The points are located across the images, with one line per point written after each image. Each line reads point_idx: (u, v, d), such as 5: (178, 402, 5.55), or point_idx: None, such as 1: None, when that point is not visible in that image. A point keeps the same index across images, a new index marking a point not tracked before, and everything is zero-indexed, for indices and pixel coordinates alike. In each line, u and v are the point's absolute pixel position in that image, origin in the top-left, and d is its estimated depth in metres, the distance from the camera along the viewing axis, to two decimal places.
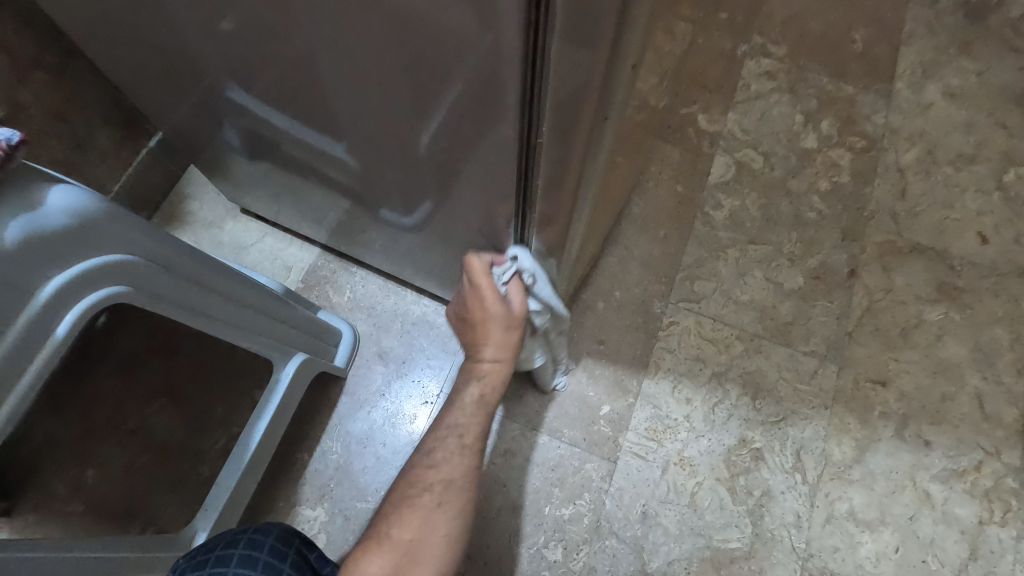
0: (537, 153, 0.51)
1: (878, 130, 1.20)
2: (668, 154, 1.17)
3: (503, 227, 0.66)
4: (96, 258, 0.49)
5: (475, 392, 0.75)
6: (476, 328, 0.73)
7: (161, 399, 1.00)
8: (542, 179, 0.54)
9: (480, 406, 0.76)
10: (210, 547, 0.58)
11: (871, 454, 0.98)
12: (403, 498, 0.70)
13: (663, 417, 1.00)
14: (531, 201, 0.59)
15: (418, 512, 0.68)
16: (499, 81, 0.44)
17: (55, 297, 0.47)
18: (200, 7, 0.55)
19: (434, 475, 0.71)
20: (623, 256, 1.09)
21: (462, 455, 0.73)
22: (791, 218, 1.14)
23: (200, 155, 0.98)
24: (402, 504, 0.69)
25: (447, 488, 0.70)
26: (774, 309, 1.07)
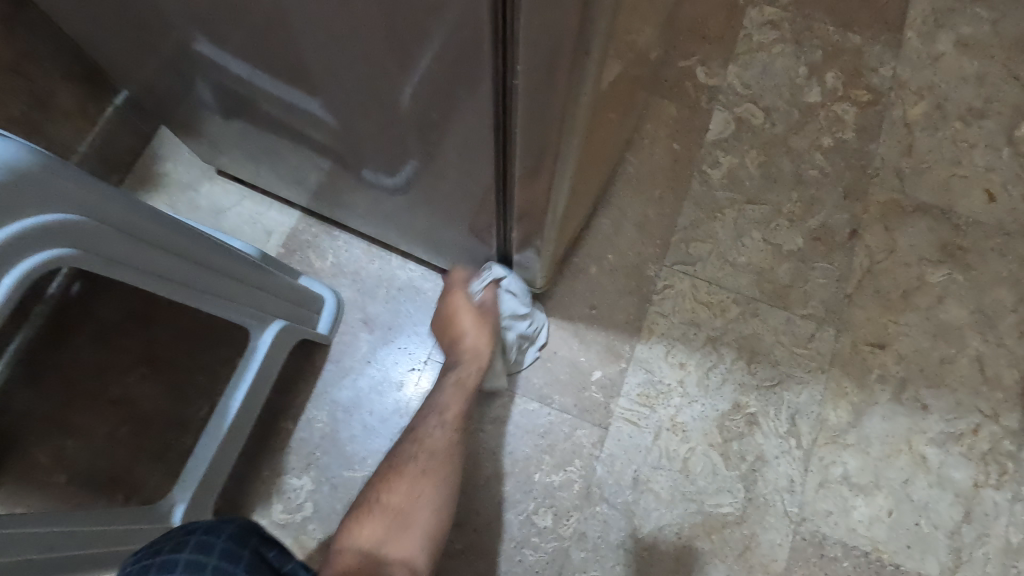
0: (515, 96, 0.46)
1: (885, 84, 1.14)
2: (664, 110, 1.11)
3: (486, 177, 0.62)
4: (35, 220, 0.46)
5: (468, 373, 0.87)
6: (460, 317, 0.88)
7: (141, 367, 0.97)
8: (521, 126, 0.50)
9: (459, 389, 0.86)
10: (156, 549, 0.53)
11: (867, 418, 0.96)
12: (390, 469, 0.79)
13: (656, 382, 0.97)
14: (512, 149, 0.55)
15: (409, 479, 0.78)
16: (467, 18, 0.40)
17: None
18: None
19: (419, 447, 0.81)
20: (617, 217, 1.05)
21: (451, 433, 0.83)
22: (792, 176, 1.09)
23: (170, 114, 0.93)
24: (388, 475, 0.79)
25: (436, 464, 0.80)
26: (772, 272, 1.04)
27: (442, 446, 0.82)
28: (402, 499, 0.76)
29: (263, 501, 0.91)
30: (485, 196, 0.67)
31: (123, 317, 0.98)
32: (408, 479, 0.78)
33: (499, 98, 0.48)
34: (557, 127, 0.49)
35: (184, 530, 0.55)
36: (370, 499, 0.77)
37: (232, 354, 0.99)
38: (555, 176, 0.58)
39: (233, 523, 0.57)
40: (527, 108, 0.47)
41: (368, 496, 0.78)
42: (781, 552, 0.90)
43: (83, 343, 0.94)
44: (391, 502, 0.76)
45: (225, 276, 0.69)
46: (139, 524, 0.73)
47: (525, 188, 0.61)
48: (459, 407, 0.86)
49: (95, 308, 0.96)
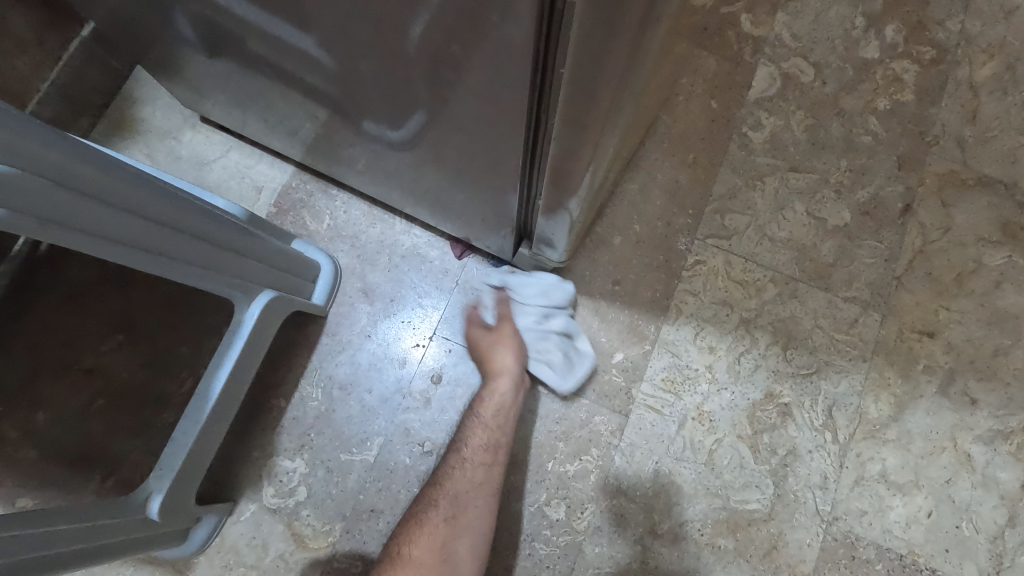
0: (570, 10, 0.35)
1: (951, 39, 1.01)
2: (702, 63, 0.99)
3: (511, 131, 0.52)
4: None
5: (494, 413, 0.82)
6: (480, 342, 0.86)
7: (117, 335, 0.88)
8: (572, 50, 0.39)
9: (487, 426, 0.81)
10: None
11: (910, 412, 0.89)
12: (412, 518, 0.76)
13: (682, 367, 0.89)
14: (553, 86, 0.44)
15: (433, 532, 0.74)
16: None
17: None
18: None
19: (441, 491, 0.77)
20: (645, 183, 0.95)
21: (478, 473, 0.78)
22: (841, 141, 0.98)
23: (140, 48, 0.81)
24: (411, 521, 0.76)
25: (461, 509, 0.76)
26: (814, 249, 0.94)
27: (469, 488, 0.77)
28: (429, 555, 0.72)
29: (253, 484, 0.84)
30: (508, 155, 0.57)
31: (95, 278, 0.89)
32: (433, 531, 0.74)
33: (545, 16, 0.37)
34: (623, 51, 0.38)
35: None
36: (397, 554, 0.73)
37: (218, 323, 0.90)
38: (606, 115, 0.48)
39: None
40: (586, 27, 0.36)
41: (397, 543, 0.74)
42: (810, 552, 0.84)
43: (52, 307, 0.87)
44: (421, 555, 0.72)
45: (204, 242, 0.59)
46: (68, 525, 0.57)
47: (563, 140, 0.51)
48: (489, 439, 0.81)
49: (65, 271, 0.88)
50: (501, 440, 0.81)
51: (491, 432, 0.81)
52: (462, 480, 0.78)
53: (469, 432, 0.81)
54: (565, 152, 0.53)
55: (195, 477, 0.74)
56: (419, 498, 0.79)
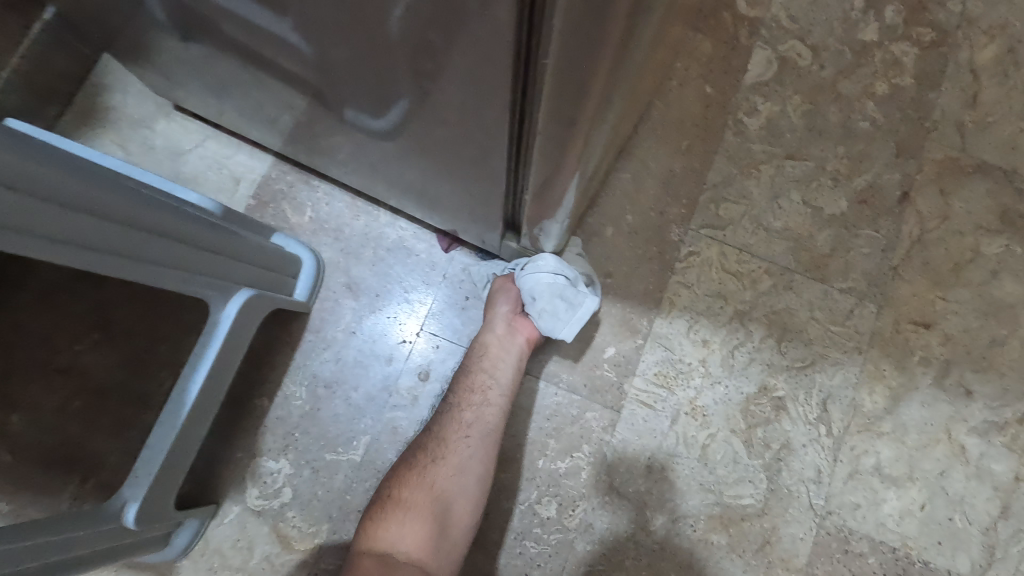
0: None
1: (952, 20, 0.98)
2: (697, 46, 0.95)
3: (496, 123, 0.49)
4: None
5: (492, 353, 0.79)
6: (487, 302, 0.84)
7: (93, 334, 0.85)
8: (557, 34, 0.36)
9: (485, 368, 0.78)
10: None
11: (905, 404, 0.88)
12: (403, 462, 0.74)
13: (676, 361, 0.87)
14: (538, 76, 0.41)
15: (425, 472, 0.71)
16: None
17: None
18: None
19: (434, 436, 0.74)
20: (638, 172, 0.92)
21: (473, 413, 0.76)
22: (839, 127, 0.95)
23: (107, 32, 0.77)
24: (401, 466, 0.73)
25: (454, 448, 0.73)
26: (810, 239, 0.92)
27: (461, 428, 0.75)
28: (421, 494, 0.70)
29: (237, 485, 0.82)
30: (493, 146, 0.54)
31: (68, 275, 0.86)
32: (426, 469, 0.72)
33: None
34: (615, 31, 0.35)
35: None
36: (388, 491, 0.71)
37: (198, 321, 0.87)
38: (595, 104, 0.45)
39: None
40: (571, 15, 0.33)
41: (389, 480, 0.72)
42: (803, 546, 0.84)
43: (23, 305, 0.84)
44: (411, 493, 0.70)
45: (175, 242, 0.56)
46: (33, 541, 0.54)
47: (550, 133, 0.48)
48: (487, 380, 0.78)
49: (36, 267, 0.85)
50: (498, 380, 0.78)
51: (487, 372, 0.78)
52: (457, 421, 0.75)
53: (465, 372, 0.79)
54: (552, 144, 0.51)
55: (175, 481, 0.72)
56: (414, 438, 0.77)
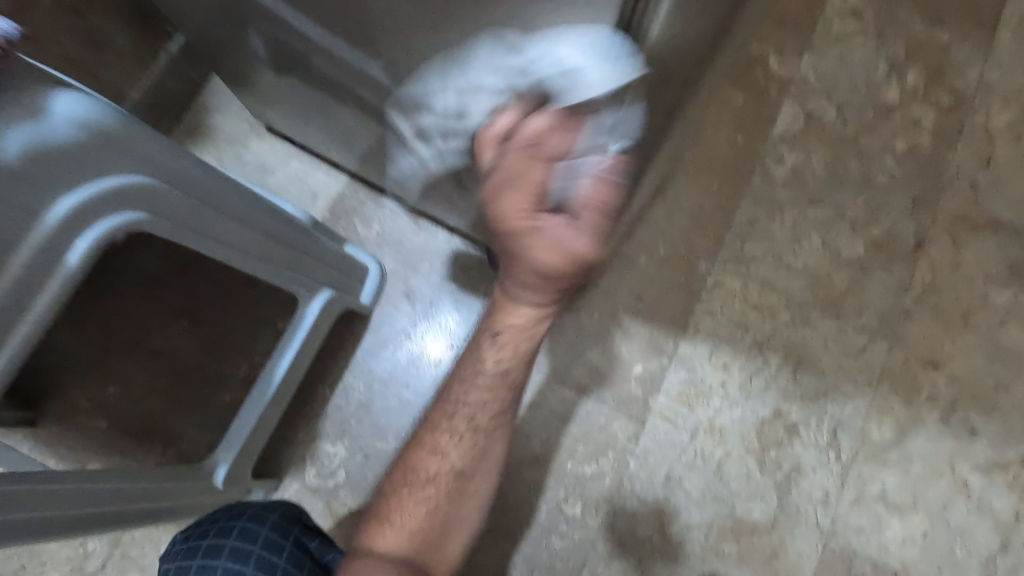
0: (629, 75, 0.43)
1: (970, 87, 1.06)
2: (731, 98, 1.05)
3: None
4: (127, 175, 0.44)
5: (497, 352, 0.63)
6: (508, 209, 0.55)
7: (181, 321, 0.97)
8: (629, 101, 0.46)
9: (500, 377, 0.64)
10: (213, 520, 0.70)
11: (911, 437, 0.94)
12: (398, 495, 0.62)
13: (697, 382, 0.96)
14: None
15: (406, 522, 0.61)
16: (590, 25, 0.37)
17: (88, 206, 0.41)
18: None
19: (439, 463, 0.63)
20: (671, 207, 1.01)
21: (468, 439, 0.64)
22: (859, 178, 1.04)
23: (222, 64, 0.90)
24: (397, 498, 0.62)
25: (450, 484, 0.63)
26: (828, 278, 1.00)
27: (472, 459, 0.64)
28: (402, 550, 0.60)
29: (298, 464, 0.92)
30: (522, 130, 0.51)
31: (162, 267, 0.96)
32: (405, 524, 0.61)
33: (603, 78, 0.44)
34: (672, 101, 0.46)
35: (232, 513, 0.70)
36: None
37: (272, 316, 0.98)
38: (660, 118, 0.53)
39: (277, 511, 0.71)
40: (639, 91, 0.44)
41: (352, 567, 0.59)
42: (808, 562, 0.90)
43: (124, 293, 0.95)
44: (387, 547, 0.60)
45: (280, 244, 0.67)
46: (150, 484, 0.66)
47: None
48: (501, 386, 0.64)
49: (135, 258, 0.95)
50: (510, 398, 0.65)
51: (494, 371, 0.64)
52: (443, 449, 0.64)
53: (466, 386, 0.64)
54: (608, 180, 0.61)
55: (253, 455, 0.82)
56: (393, 467, 0.65)
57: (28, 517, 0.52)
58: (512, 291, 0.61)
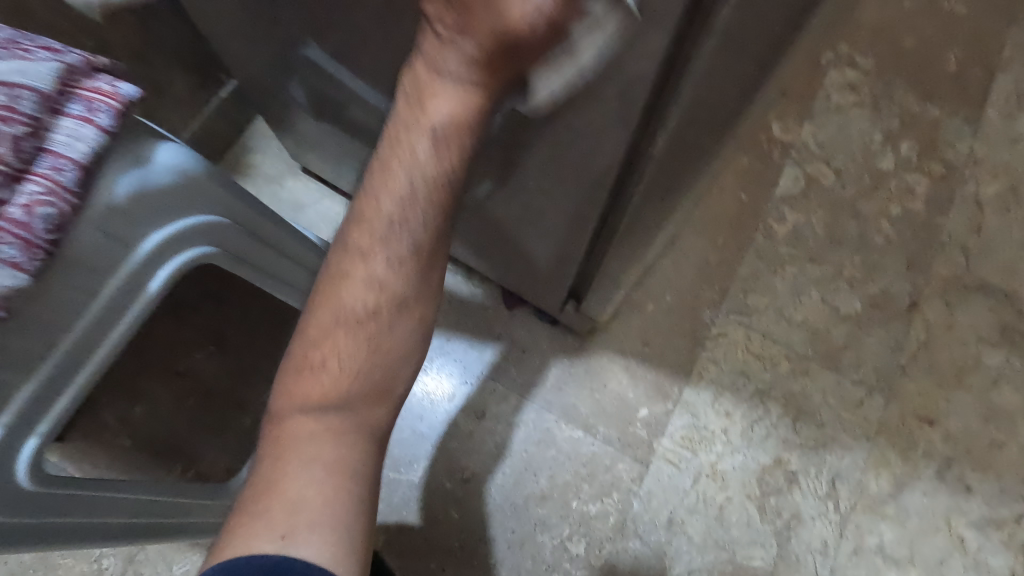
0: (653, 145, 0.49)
1: (960, 159, 1.14)
2: (736, 160, 1.13)
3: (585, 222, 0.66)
4: (199, 218, 0.50)
5: (433, 149, 0.39)
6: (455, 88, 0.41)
7: (208, 346, 1.01)
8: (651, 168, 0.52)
9: (440, 181, 0.40)
10: None
11: (908, 491, 0.97)
12: (298, 374, 0.42)
13: (700, 427, 0.99)
14: (627, 193, 0.58)
15: (339, 366, 0.41)
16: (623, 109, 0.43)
17: (162, 246, 0.47)
18: None
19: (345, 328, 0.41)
20: (679, 258, 1.07)
21: (400, 239, 0.40)
22: (856, 239, 1.10)
23: (269, 110, 0.98)
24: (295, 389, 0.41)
25: (398, 325, 0.42)
26: (827, 333, 1.05)
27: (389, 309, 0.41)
28: (360, 381, 0.41)
29: None
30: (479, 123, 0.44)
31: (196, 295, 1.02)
32: (331, 365, 0.41)
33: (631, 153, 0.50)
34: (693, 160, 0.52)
35: None
36: (269, 466, 0.41)
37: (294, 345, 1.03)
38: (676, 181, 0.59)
39: None
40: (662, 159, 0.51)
41: (281, 433, 0.41)
42: None
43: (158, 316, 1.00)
44: (306, 420, 0.41)
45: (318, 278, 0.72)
46: (187, 500, 0.68)
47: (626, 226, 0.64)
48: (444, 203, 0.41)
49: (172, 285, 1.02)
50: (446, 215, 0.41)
51: (421, 188, 0.40)
52: (360, 273, 0.41)
53: (388, 209, 0.40)
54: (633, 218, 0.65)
55: None
56: (285, 354, 0.44)
57: (89, 521, 0.53)
58: (438, 57, 0.37)
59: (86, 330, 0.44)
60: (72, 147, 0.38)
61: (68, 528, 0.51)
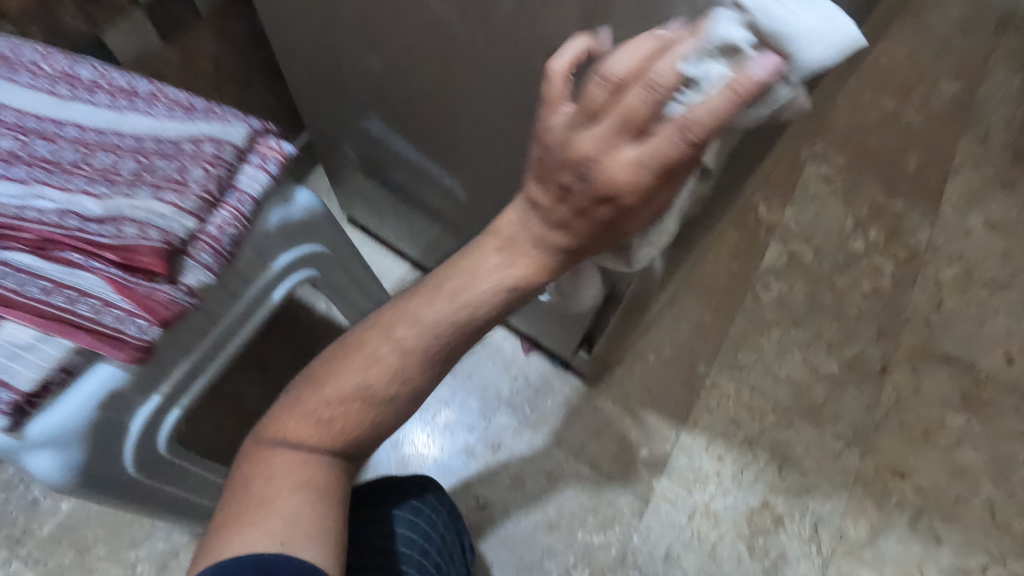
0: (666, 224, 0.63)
1: (921, 245, 1.31)
2: (728, 234, 1.29)
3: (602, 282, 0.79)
4: (312, 248, 0.63)
5: (503, 272, 0.44)
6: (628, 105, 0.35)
7: (252, 370, 1.08)
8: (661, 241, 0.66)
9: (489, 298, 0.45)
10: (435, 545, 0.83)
11: (883, 538, 1.06)
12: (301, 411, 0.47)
13: (695, 469, 1.09)
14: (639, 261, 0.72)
15: (341, 421, 0.46)
16: None
17: (286, 267, 0.60)
18: (399, 74, 0.71)
19: (365, 394, 0.46)
20: (678, 316, 1.21)
21: (425, 350, 0.46)
22: (833, 308, 1.25)
23: (330, 168, 1.13)
24: (296, 425, 0.46)
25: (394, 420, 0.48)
26: (808, 390, 1.17)
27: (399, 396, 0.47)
28: (341, 439, 0.47)
29: None
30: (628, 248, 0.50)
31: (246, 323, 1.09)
32: (335, 421, 0.46)
33: None
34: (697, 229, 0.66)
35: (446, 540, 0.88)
36: (257, 484, 0.46)
37: None
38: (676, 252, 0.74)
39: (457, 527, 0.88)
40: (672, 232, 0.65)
41: (270, 454, 0.46)
42: None
43: None
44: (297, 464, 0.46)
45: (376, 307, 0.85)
46: None
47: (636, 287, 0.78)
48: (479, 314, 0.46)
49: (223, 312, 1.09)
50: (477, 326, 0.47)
51: (477, 302, 0.45)
52: (387, 358, 0.46)
53: (419, 327, 0.45)
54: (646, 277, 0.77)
55: None
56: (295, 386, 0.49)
57: (183, 494, 0.62)
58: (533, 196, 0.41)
59: (228, 331, 0.56)
60: (250, 186, 0.52)
61: (166, 496, 0.60)
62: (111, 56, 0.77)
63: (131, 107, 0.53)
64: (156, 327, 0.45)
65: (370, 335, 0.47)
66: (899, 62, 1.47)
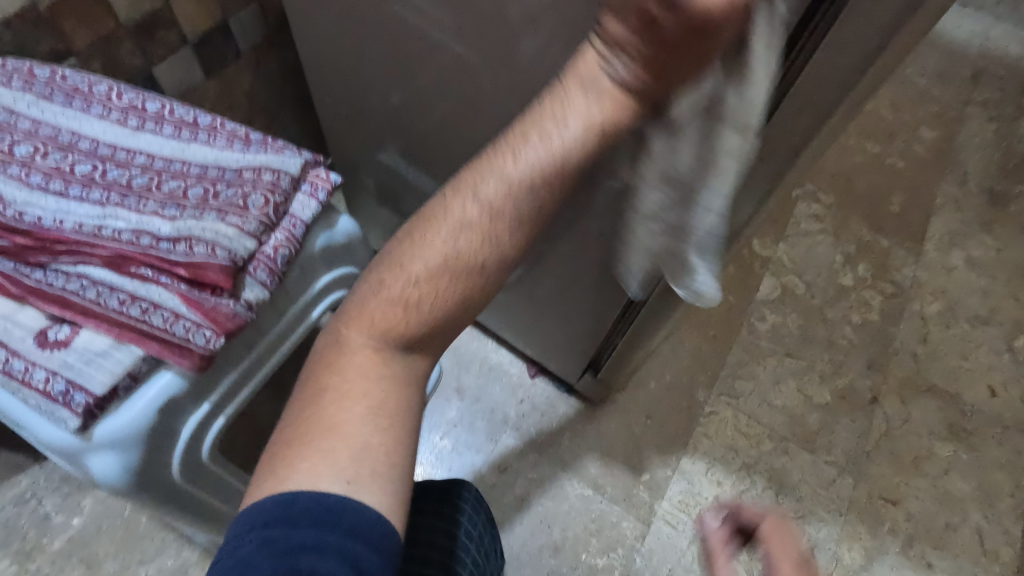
0: None
1: (906, 281, 1.38)
2: (725, 268, 1.36)
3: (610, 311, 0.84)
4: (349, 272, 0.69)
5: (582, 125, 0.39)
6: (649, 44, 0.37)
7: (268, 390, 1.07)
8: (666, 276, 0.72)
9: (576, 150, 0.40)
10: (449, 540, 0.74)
11: (878, 564, 1.09)
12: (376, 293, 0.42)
13: (695, 493, 1.12)
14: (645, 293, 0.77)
15: (416, 301, 0.42)
16: None
17: (325, 289, 0.65)
18: (427, 115, 0.77)
19: (438, 270, 0.41)
20: (677, 344, 1.26)
21: (509, 214, 0.42)
22: (825, 340, 1.30)
23: (348, 197, 1.18)
24: (369, 312, 0.42)
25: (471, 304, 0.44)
26: (802, 418, 1.22)
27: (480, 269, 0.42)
28: (421, 330, 0.42)
29: None
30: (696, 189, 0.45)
31: None
32: (409, 300, 0.42)
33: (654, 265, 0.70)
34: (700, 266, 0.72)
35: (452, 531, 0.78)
36: (330, 392, 0.41)
37: None
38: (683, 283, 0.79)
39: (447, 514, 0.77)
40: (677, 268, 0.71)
41: (344, 350, 0.42)
42: None
43: None
44: (366, 358, 0.42)
45: None
46: None
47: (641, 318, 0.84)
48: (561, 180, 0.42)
49: None
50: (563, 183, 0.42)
51: (558, 161, 0.40)
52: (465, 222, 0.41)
53: (508, 190, 0.41)
54: (653, 311, 0.82)
55: None
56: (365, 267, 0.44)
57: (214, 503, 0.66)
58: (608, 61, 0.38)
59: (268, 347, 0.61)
60: (302, 212, 0.59)
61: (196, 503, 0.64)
62: (158, 89, 0.83)
63: (193, 137, 0.59)
64: (220, 338, 0.52)
65: (443, 204, 0.42)
66: (882, 110, 1.57)
